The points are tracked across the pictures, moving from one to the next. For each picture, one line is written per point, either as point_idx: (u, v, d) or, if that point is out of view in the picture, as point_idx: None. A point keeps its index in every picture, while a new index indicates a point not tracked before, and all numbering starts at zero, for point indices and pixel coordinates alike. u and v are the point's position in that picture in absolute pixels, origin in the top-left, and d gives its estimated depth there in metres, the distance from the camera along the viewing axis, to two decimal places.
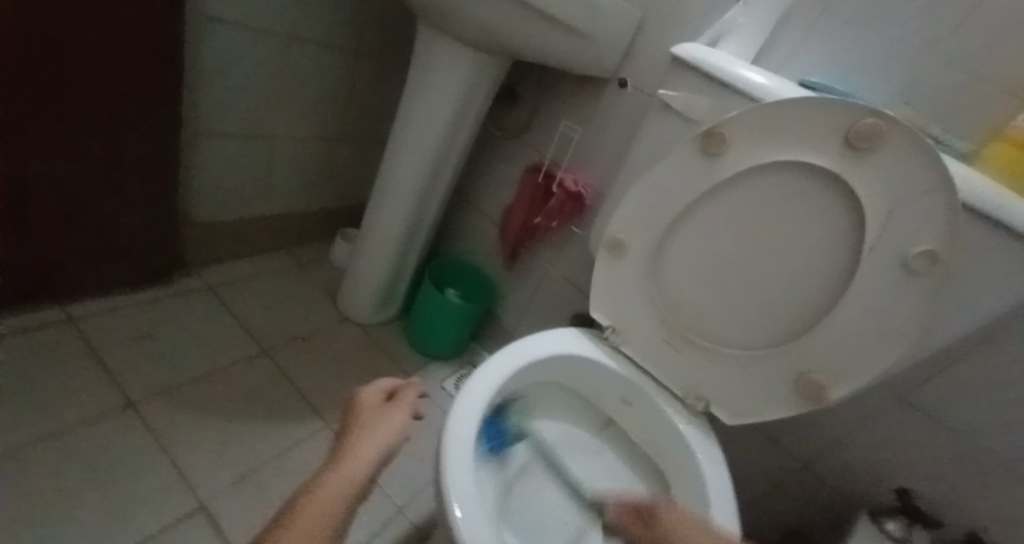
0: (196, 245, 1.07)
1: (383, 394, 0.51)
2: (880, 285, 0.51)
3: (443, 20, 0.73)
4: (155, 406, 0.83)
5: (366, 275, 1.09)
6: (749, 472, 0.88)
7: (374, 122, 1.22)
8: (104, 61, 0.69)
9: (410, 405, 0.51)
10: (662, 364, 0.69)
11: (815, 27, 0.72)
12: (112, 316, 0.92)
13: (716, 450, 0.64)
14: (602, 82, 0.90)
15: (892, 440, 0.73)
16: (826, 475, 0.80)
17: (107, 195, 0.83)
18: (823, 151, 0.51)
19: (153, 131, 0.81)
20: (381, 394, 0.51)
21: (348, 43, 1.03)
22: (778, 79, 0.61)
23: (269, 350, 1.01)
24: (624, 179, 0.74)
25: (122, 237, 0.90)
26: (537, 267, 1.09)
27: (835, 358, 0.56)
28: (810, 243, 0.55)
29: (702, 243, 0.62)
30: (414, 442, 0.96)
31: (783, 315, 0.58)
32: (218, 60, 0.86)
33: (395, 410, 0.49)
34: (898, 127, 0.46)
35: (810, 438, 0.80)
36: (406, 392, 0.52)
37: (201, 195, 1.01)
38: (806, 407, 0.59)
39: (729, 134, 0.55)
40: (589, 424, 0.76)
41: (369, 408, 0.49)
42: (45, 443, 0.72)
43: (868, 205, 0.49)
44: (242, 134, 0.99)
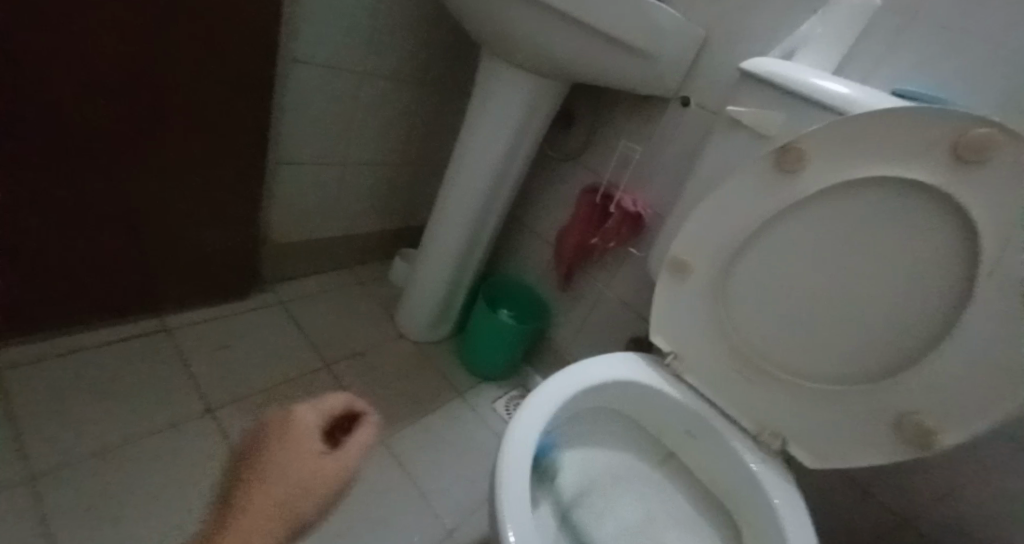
0: (269, 262, 1.14)
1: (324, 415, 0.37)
2: (996, 315, 0.44)
3: (505, 43, 0.74)
4: (230, 413, 0.87)
5: (423, 293, 1.11)
6: (830, 522, 0.79)
7: (435, 146, 1.26)
8: (200, 90, 0.76)
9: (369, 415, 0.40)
10: (731, 395, 0.64)
11: (903, 36, 0.66)
12: (196, 327, 0.99)
13: (793, 492, 0.58)
14: (664, 101, 0.88)
15: (1006, 495, 0.63)
16: (928, 533, 0.70)
17: (197, 213, 0.90)
18: (919, 166, 0.46)
19: (238, 155, 0.88)
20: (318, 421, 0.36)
21: (413, 72, 1.07)
22: (862, 91, 0.56)
23: (329, 364, 1.04)
24: (689, 199, 0.70)
25: (207, 253, 0.96)
26: (593, 289, 1.06)
27: (943, 399, 0.49)
28: (907, 266, 0.49)
29: (777, 266, 0.57)
30: (465, 466, 0.94)
31: (875, 346, 0.53)
32: (301, 91, 0.93)
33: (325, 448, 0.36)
34: (1012, 138, 0.41)
35: (906, 489, 0.71)
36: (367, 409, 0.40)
37: (277, 215, 1.08)
38: (907, 455, 0.52)
39: (807, 150, 0.51)
40: (648, 456, 0.71)
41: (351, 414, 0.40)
42: (134, 444, 0.77)
43: (981, 225, 0.44)
44: (316, 158, 1.05)
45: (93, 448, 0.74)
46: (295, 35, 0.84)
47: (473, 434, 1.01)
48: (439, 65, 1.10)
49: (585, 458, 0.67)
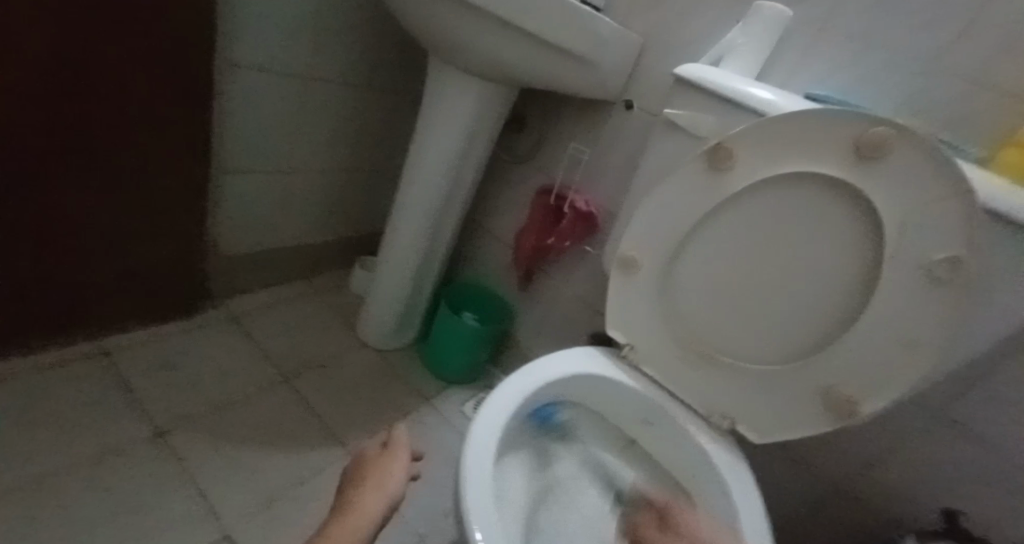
0: (221, 277, 1.11)
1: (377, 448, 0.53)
2: (901, 294, 0.50)
3: (452, 52, 0.76)
4: (182, 435, 0.84)
5: (384, 300, 1.11)
6: (778, 494, 0.85)
7: (389, 153, 1.26)
8: (136, 103, 0.74)
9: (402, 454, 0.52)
10: (680, 381, 0.68)
11: (815, 42, 0.72)
12: (142, 348, 0.95)
13: (740, 469, 0.62)
14: (608, 105, 0.92)
15: (924, 454, 0.70)
16: (862, 495, 0.77)
17: (138, 230, 0.87)
18: (830, 162, 0.51)
19: (180, 168, 0.86)
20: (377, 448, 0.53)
21: (363, 80, 1.07)
22: (781, 94, 0.61)
23: (290, 378, 1.02)
24: (634, 198, 0.74)
25: (152, 271, 0.93)
26: (551, 288, 1.09)
27: (863, 372, 0.54)
28: (826, 253, 0.54)
29: (715, 257, 0.62)
30: (434, 470, 0.95)
31: (804, 328, 0.58)
32: (247, 101, 0.92)
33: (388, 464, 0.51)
34: (906, 135, 0.46)
35: (841, 456, 0.77)
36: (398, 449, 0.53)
37: (227, 228, 1.05)
38: (837, 425, 0.57)
39: (735, 149, 0.56)
40: (609, 445, 0.74)
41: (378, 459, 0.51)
42: (80, 474, 0.74)
43: (884, 213, 0.49)
44: (265, 169, 1.03)
45: (37, 480, 0.71)
46: (237, 45, 0.83)
47: (439, 438, 1.02)
48: (389, 72, 1.11)
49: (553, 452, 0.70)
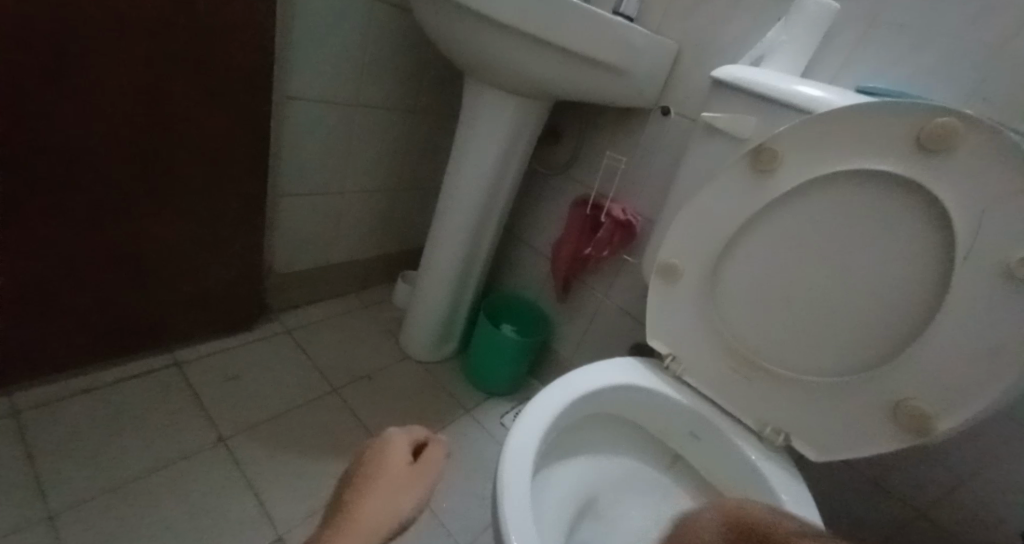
0: (274, 292, 1.16)
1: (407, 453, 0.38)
2: (976, 298, 0.45)
3: (487, 68, 0.77)
4: (242, 440, 0.89)
5: (426, 312, 1.12)
6: (842, 517, 0.79)
7: (430, 170, 1.29)
8: (202, 130, 0.80)
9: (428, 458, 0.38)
10: (730, 393, 0.65)
11: (866, 35, 0.69)
12: (206, 359, 1.01)
13: (801, 489, 0.58)
14: (644, 113, 0.91)
15: (1010, 477, 0.63)
16: (939, 519, 0.70)
17: (202, 248, 0.93)
18: (887, 157, 0.48)
19: (238, 189, 0.91)
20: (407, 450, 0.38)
21: (405, 101, 1.11)
22: (828, 90, 0.58)
23: (338, 389, 1.05)
24: (673, 205, 0.72)
25: (214, 286, 0.99)
26: (591, 298, 1.08)
27: (938, 384, 0.49)
28: (887, 256, 0.51)
29: (763, 264, 0.59)
30: (476, 483, 0.95)
31: (864, 336, 0.54)
32: (299, 126, 0.97)
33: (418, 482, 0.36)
34: (973, 124, 0.43)
35: (914, 477, 0.71)
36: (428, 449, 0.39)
37: (280, 246, 1.11)
38: (905, 441, 0.52)
39: (780, 150, 0.53)
40: (654, 460, 0.72)
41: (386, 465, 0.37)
42: (152, 475, 0.79)
43: (953, 210, 0.45)
44: (315, 188, 1.09)
45: (113, 481, 0.76)
46: (288, 73, 0.89)
47: (481, 451, 1.01)
48: (429, 92, 1.14)
49: (596, 466, 0.68)
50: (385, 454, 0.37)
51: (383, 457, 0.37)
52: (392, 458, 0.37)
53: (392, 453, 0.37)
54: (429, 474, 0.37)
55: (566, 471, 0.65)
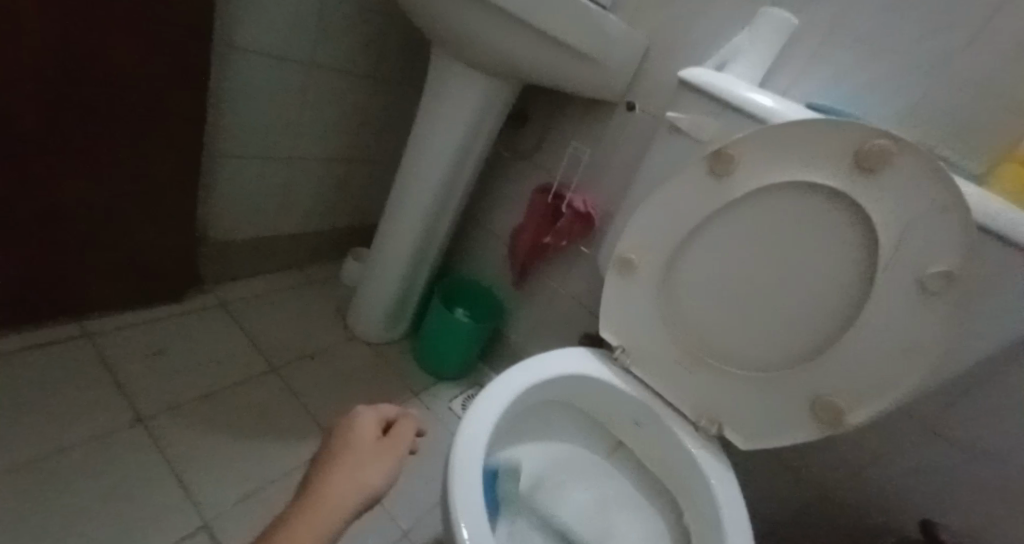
0: (211, 263, 1.09)
1: (378, 427, 0.39)
2: (897, 307, 0.50)
3: (456, 46, 0.75)
4: (162, 422, 0.83)
5: (377, 292, 1.10)
6: (763, 498, 0.86)
7: (388, 145, 1.25)
8: (132, 82, 0.72)
9: (405, 440, 0.39)
10: (673, 384, 0.68)
11: (822, 51, 0.72)
12: (125, 331, 0.94)
13: (729, 475, 0.62)
14: (610, 106, 0.92)
15: (907, 464, 0.71)
16: (845, 501, 0.78)
17: (125, 211, 0.85)
18: (830, 172, 0.51)
19: (175, 150, 0.84)
20: (378, 424, 0.40)
21: (365, 70, 1.06)
22: (784, 102, 0.61)
23: (278, 367, 1.01)
24: (633, 200, 0.74)
25: (137, 254, 0.91)
26: (546, 286, 1.09)
27: (855, 384, 0.54)
28: (824, 265, 0.54)
29: (712, 264, 0.62)
30: (420, 466, 0.95)
31: (797, 336, 0.58)
32: (246, 86, 0.90)
33: (394, 447, 0.38)
34: (907, 149, 0.46)
35: (828, 463, 0.78)
36: (401, 426, 0.40)
37: (220, 214, 1.04)
38: (822, 433, 0.57)
39: (736, 155, 0.55)
40: (598, 447, 0.74)
41: (361, 437, 0.38)
42: (58, 457, 0.72)
43: (884, 226, 0.49)
44: (262, 154, 1.02)
45: (13, 464, 0.69)
46: (238, 27, 0.82)
47: (427, 433, 1.01)
48: (392, 63, 1.10)
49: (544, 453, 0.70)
50: (358, 425, 0.38)
51: (356, 431, 0.38)
52: (366, 430, 0.38)
53: (365, 425, 0.39)
54: (401, 447, 0.38)
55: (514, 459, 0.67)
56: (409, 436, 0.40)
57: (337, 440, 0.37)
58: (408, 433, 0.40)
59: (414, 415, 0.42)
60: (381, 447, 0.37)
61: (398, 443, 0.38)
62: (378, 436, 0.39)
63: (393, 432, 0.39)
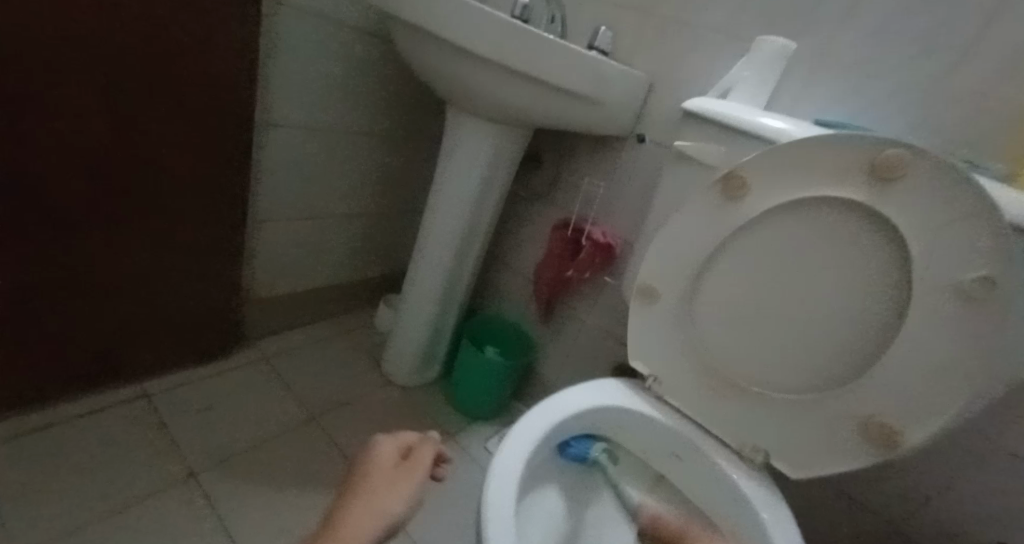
0: (253, 319, 1.15)
1: (398, 453, 0.45)
2: (933, 316, 0.48)
3: (468, 98, 0.80)
4: (212, 475, 0.86)
5: (408, 337, 1.12)
6: (821, 531, 0.81)
7: (413, 195, 1.31)
8: (180, 158, 0.80)
9: (426, 464, 0.45)
10: (709, 412, 0.66)
11: (822, 67, 0.72)
12: (177, 389, 0.99)
13: (780, 506, 0.59)
14: (620, 139, 0.94)
15: (976, 486, 0.66)
16: (913, 531, 0.72)
17: (176, 276, 0.92)
18: (843, 185, 0.51)
19: (216, 217, 0.91)
20: (398, 450, 0.46)
21: (387, 128, 1.13)
22: (790, 121, 0.62)
23: (317, 417, 1.04)
24: (650, 229, 0.75)
25: (187, 314, 0.98)
26: (574, 320, 1.09)
27: (902, 400, 0.51)
28: (850, 278, 0.53)
29: (736, 286, 0.61)
30: (458, 510, 0.93)
31: (831, 354, 0.56)
32: (280, 152, 0.98)
33: (414, 472, 0.44)
34: (919, 156, 0.46)
35: (888, 490, 0.73)
36: (421, 451, 0.46)
37: (260, 272, 1.10)
38: (879, 457, 0.54)
39: (746, 177, 0.56)
40: (637, 483, 0.72)
41: (382, 464, 0.44)
42: (118, 513, 0.76)
43: (907, 235, 0.48)
44: (295, 213, 1.09)
45: (77, 520, 0.73)
46: (270, 102, 0.90)
47: (464, 476, 1.00)
48: (412, 119, 1.16)
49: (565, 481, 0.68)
50: (378, 455, 0.44)
51: (379, 457, 0.44)
52: (385, 456, 0.45)
53: (383, 452, 0.45)
54: (420, 467, 0.44)
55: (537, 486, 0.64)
56: (428, 461, 0.45)
57: (364, 465, 0.44)
58: (429, 456, 0.46)
59: (434, 439, 0.47)
60: (400, 473, 0.43)
61: (417, 468, 0.44)
62: (400, 459, 0.45)
63: (414, 457, 0.45)
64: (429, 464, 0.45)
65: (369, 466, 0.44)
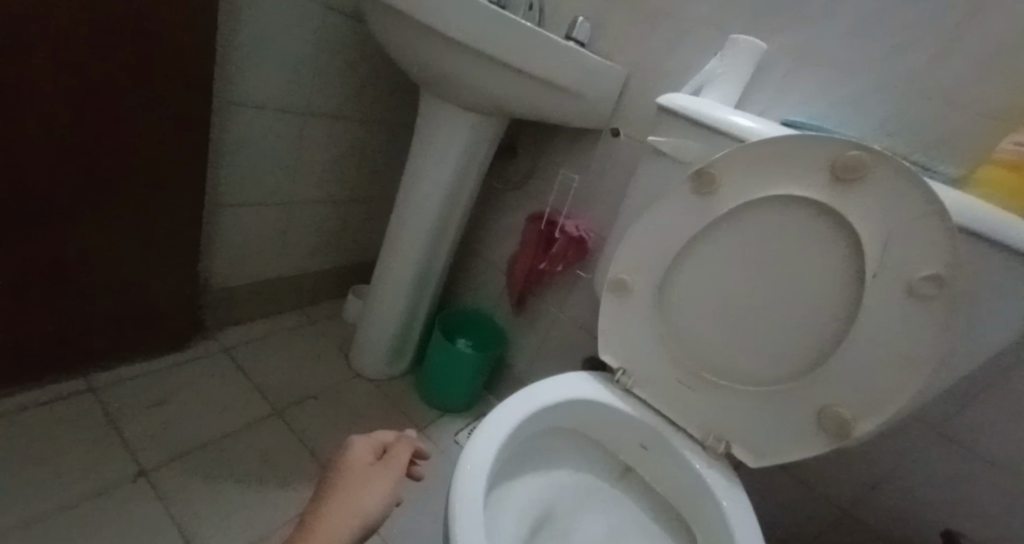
0: (215, 308, 1.11)
1: (372, 452, 0.45)
2: (888, 313, 0.50)
3: (442, 87, 0.78)
4: (167, 472, 0.83)
5: (377, 328, 1.10)
6: (780, 517, 0.84)
7: (384, 183, 1.28)
8: (134, 139, 0.75)
9: (401, 461, 0.45)
10: (674, 403, 0.67)
11: (794, 69, 0.75)
12: (132, 383, 0.94)
13: (741, 495, 0.61)
14: (596, 133, 0.95)
15: (922, 472, 0.70)
16: (865, 516, 0.76)
17: (129, 264, 0.87)
18: (810, 185, 0.53)
19: (174, 202, 0.86)
20: (373, 449, 0.45)
21: (359, 114, 1.10)
22: (761, 121, 0.63)
23: (282, 409, 1.01)
24: (623, 223, 0.76)
25: (142, 304, 0.93)
26: (546, 313, 1.09)
27: (858, 391, 0.53)
28: (813, 276, 0.55)
29: (704, 281, 0.62)
30: (427, 502, 0.93)
31: (795, 348, 0.58)
32: (245, 136, 0.94)
33: (387, 470, 0.44)
34: (880, 160, 0.48)
35: (842, 477, 0.77)
36: (395, 449, 0.46)
37: (222, 260, 1.06)
38: (830, 446, 0.56)
39: (717, 174, 0.57)
40: (606, 473, 0.73)
41: (356, 464, 0.44)
42: (64, 513, 0.72)
43: (867, 235, 0.50)
44: (260, 200, 1.05)
45: (24, 519, 0.70)
46: (233, 82, 0.86)
47: (433, 468, 1.00)
48: (384, 105, 1.14)
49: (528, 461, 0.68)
50: (352, 453, 0.44)
51: (352, 457, 0.44)
52: (359, 456, 0.44)
53: (358, 452, 0.45)
54: (394, 465, 0.44)
55: (508, 466, 0.63)
56: (402, 459, 0.45)
57: (337, 466, 0.44)
58: (403, 454, 0.45)
59: (409, 436, 0.47)
60: (373, 471, 0.43)
61: (390, 466, 0.44)
62: (374, 458, 0.45)
63: (388, 456, 0.45)
64: (404, 463, 0.45)
65: (342, 466, 0.43)
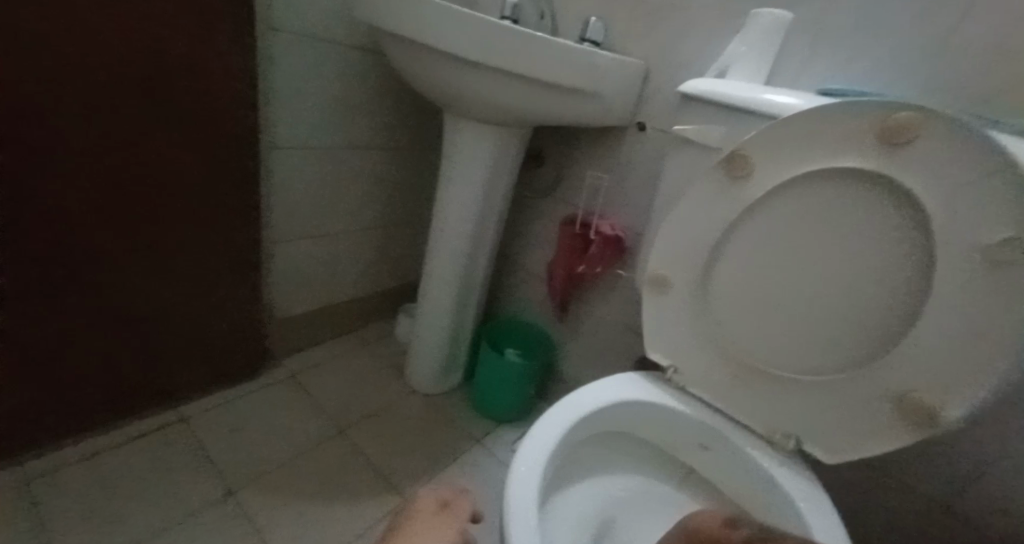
0: (277, 339, 1.17)
1: (436, 504, 0.45)
2: (961, 284, 0.45)
3: (462, 104, 0.80)
4: (249, 492, 0.88)
5: (427, 345, 1.13)
6: (863, 515, 0.78)
7: (420, 204, 1.31)
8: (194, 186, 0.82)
9: (461, 515, 0.44)
10: (732, 400, 0.64)
11: (824, 35, 0.70)
12: (211, 411, 1.02)
13: (819, 493, 0.57)
14: (621, 129, 0.93)
15: (1023, 457, 0.63)
16: (962, 509, 0.68)
17: (200, 301, 0.94)
18: (854, 154, 0.49)
19: (234, 240, 0.93)
20: (437, 502, 0.45)
21: (389, 141, 1.14)
22: (791, 94, 0.60)
23: (345, 430, 1.05)
24: (656, 218, 0.74)
25: (213, 338, 1.00)
26: (590, 316, 1.08)
27: (937, 374, 0.48)
28: (870, 250, 0.51)
29: (750, 268, 0.59)
30: (490, 514, 0.93)
31: (858, 331, 0.54)
32: (288, 175, 1.00)
33: (448, 521, 0.43)
34: (931, 118, 0.45)
35: (928, 467, 0.70)
36: (458, 503, 0.45)
37: (279, 293, 1.13)
38: (913, 436, 0.51)
39: (751, 155, 0.55)
40: (665, 475, 0.71)
41: (420, 514, 0.44)
42: (164, 534, 0.78)
43: (925, 199, 0.46)
44: (307, 233, 1.10)
45: (130, 541, 0.76)
46: (271, 126, 0.92)
47: (492, 480, 1.00)
48: (412, 129, 1.17)
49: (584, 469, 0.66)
50: (418, 505, 0.45)
51: (418, 509, 0.45)
52: (424, 508, 0.45)
53: (423, 504, 0.45)
54: (454, 518, 0.43)
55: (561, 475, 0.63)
56: (463, 513, 0.44)
57: (403, 516, 0.44)
58: (465, 508, 0.45)
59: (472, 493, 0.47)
60: (434, 521, 0.43)
61: (452, 518, 0.43)
62: (437, 511, 0.45)
63: (450, 509, 0.44)
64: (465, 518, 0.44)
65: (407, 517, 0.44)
